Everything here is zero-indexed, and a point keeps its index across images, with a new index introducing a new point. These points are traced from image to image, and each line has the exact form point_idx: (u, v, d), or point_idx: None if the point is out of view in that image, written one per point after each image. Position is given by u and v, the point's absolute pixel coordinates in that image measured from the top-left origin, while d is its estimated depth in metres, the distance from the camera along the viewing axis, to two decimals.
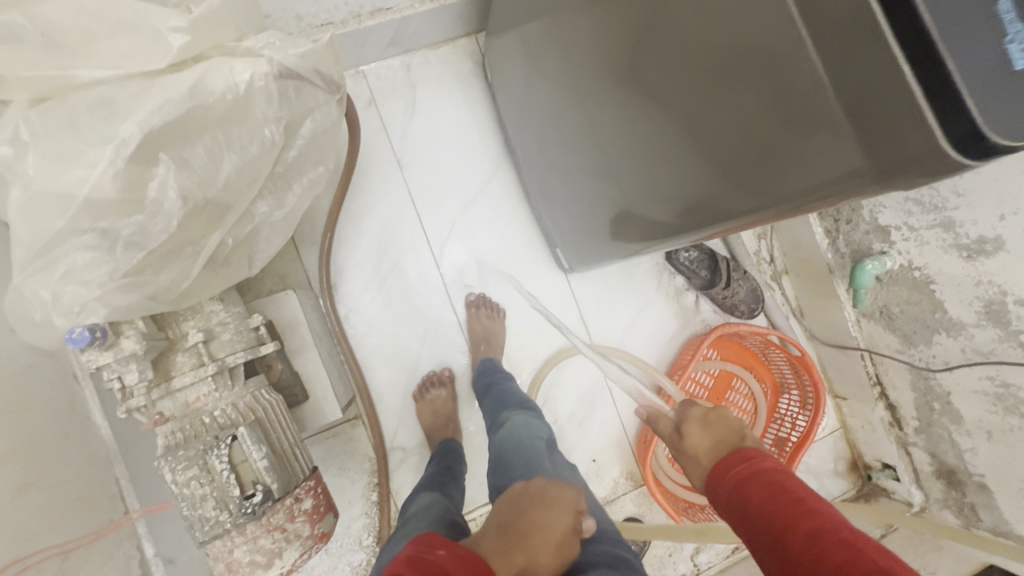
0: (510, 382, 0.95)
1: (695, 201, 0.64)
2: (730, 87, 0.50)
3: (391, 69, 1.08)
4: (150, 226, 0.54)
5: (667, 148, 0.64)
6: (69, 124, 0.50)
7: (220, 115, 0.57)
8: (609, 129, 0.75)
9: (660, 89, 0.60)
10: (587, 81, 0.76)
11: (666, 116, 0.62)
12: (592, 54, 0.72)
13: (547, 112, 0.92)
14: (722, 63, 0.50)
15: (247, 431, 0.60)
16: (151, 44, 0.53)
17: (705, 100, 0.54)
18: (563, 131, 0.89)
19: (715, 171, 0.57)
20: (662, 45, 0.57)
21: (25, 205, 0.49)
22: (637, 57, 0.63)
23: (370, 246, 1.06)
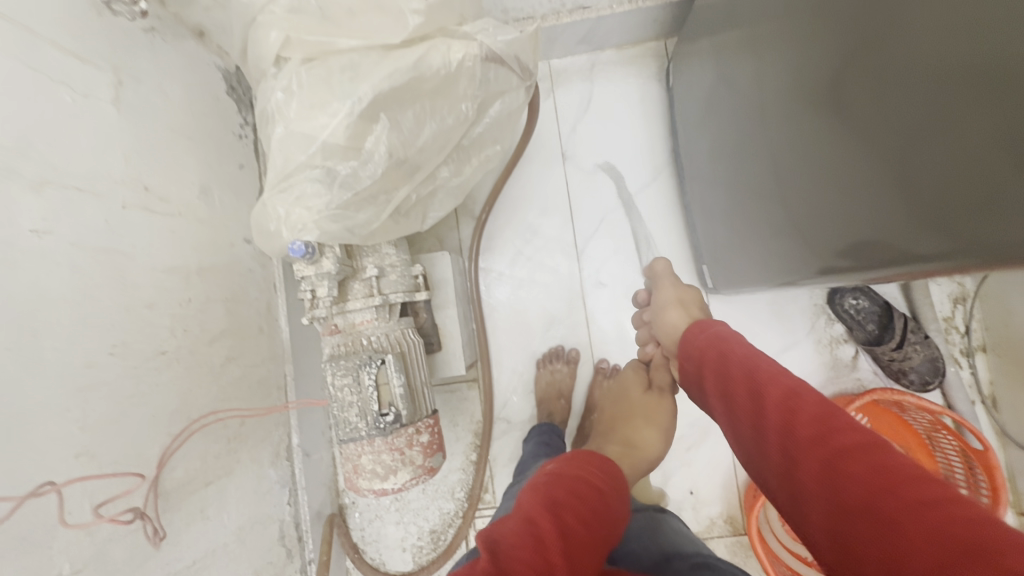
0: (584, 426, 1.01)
1: (867, 233, 0.60)
2: (963, 115, 0.46)
3: (577, 65, 1.13)
4: (361, 171, 0.65)
5: (851, 178, 0.60)
6: (324, 80, 0.62)
7: (432, 88, 0.66)
8: (780, 145, 0.73)
9: (857, 109, 0.57)
10: (769, 93, 0.73)
11: (862, 143, 0.57)
12: (783, 70, 0.69)
13: (726, 126, 0.89)
14: (954, 88, 0.47)
15: (393, 359, 0.69)
16: (394, 23, 0.63)
17: (926, 126, 0.50)
18: (738, 147, 0.85)
19: (919, 207, 0.52)
20: (875, 66, 0.54)
21: (283, 139, 0.63)
22: (839, 77, 0.59)
23: (520, 227, 1.13)
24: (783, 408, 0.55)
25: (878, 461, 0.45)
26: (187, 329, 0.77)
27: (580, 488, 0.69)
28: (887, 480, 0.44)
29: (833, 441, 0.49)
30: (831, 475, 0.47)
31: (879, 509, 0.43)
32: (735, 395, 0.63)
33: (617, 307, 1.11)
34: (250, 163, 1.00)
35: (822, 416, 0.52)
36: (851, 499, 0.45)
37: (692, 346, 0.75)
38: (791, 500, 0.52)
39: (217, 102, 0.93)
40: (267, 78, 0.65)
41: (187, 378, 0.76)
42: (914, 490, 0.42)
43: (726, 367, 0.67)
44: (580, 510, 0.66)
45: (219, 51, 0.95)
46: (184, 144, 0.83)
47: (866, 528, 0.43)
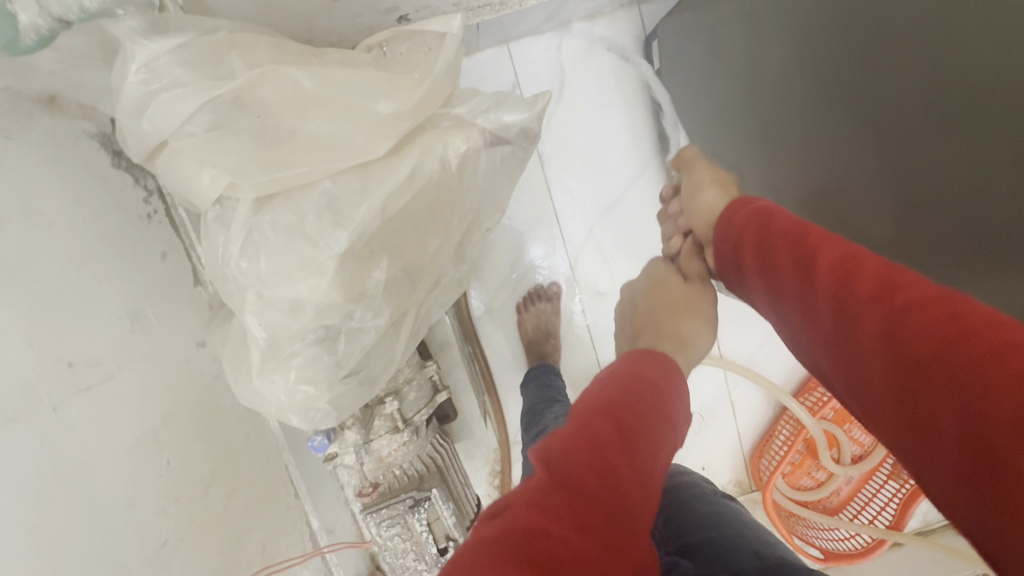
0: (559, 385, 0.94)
1: (840, 234, 0.65)
2: (950, 161, 0.49)
3: (541, 48, 0.96)
4: (366, 318, 0.52)
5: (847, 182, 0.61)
6: (296, 228, 0.47)
7: (432, 198, 0.52)
8: (764, 128, 0.71)
9: (851, 120, 0.57)
10: (755, 76, 0.69)
11: (848, 148, 0.59)
12: (772, 55, 0.65)
13: (731, 134, 0.79)
14: (936, 113, 0.49)
15: (439, 493, 0.64)
16: (369, 131, 0.48)
17: (921, 163, 0.52)
18: (749, 156, 0.77)
19: (893, 223, 0.57)
20: (876, 80, 0.53)
21: (259, 310, 0.48)
22: (835, 79, 0.57)
23: (506, 246, 1.03)
24: (838, 267, 0.46)
25: (948, 317, 0.37)
26: (178, 497, 0.65)
27: (636, 397, 0.51)
28: (961, 326, 0.36)
29: (895, 297, 0.41)
30: (888, 331, 0.40)
31: (949, 359, 0.35)
32: (781, 271, 0.52)
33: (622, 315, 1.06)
34: (176, 247, 0.78)
35: (881, 277, 0.43)
36: (913, 356, 0.38)
37: (728, 229, 0.62)
38: (846, 371, 0.44)
39: (108, 187, 0.70)
40: (209, 225, 0.48)
41: (197, 549, 0.65)
42: (989, 341, 0.34)
43: (766, 238, 0.56)
44: (642, 419, 0.49)
45: (85, 111, 0.68)
46: (90, 273, 0.62)
47: (932, 374, 0.36)
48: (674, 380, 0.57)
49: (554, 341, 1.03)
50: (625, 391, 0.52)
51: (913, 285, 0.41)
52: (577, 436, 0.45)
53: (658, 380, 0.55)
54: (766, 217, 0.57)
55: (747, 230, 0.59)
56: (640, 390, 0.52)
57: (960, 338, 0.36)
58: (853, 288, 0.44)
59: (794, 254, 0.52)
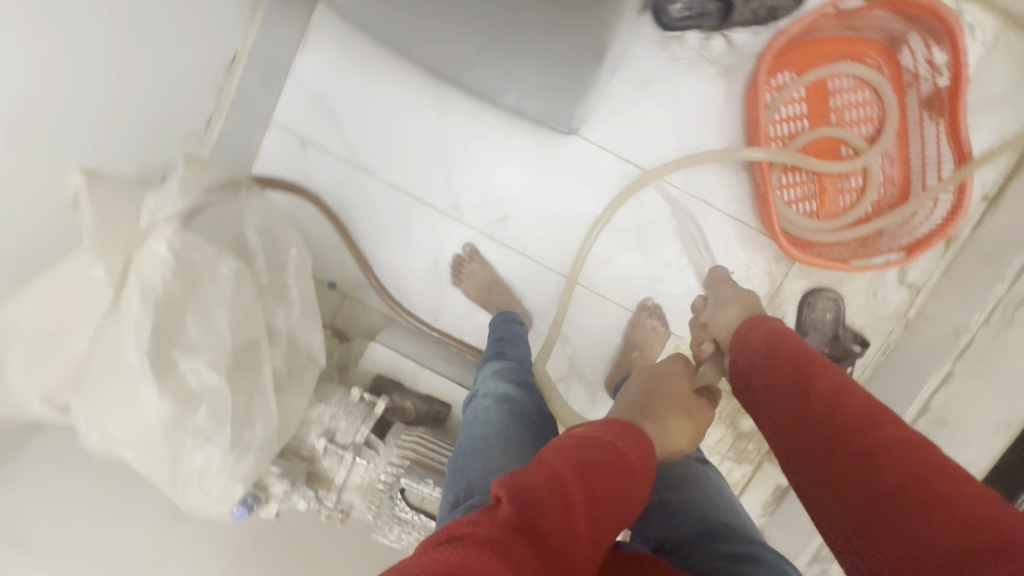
0: (519, 329, 0.94)
1: None
2: None
3: (286, 100, 1.02)
4: (215, 404, 0.61)
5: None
6: (105, 387, 0.58)
7: (181, 290, 0.60)
8: None
9: None
10: None
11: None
12: None
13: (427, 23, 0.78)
14: None
15: (408, 478, 0.69)
16: (91, 289, 0.58)
17: None
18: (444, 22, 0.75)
19: None
20: None
21: (138, 455, 0.59)
22: None
23: (404, 252, 1.07)
24: (831, 398, 0.51)
25: (916, 459, 0.43)
26: None
27: (613, 455, 0.51)
28: (932, 481, 0.41)
29: (873, 436, 0.46)
30: (864, 465, 0.44)
31: (910, 504, 0.40)
32: (778, 383, 0.57)
33: (535, 220, 1.05)
34: None
35: (872, 408, 0.49)
36: (882, 482, 0.42)
37: (749, 343, 0.66)
38: (816, 474, 0.48)
39: None
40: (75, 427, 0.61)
41: None
42: (950, 485, 0.40)
43: (776, 361, 0.60)
44: (613, 484, 0.49)
45: None
46: None
47: (893, 517, 0.40)
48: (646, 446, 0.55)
49: (498, 287, 1.03)
50: (614, 451, 0.51)
51: (884, 427, 0.46)
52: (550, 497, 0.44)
53: (636, 449, 0.53)
54: (779, 342, 0.62)
55: (760, 347, 0.63)
56: (621, 453, 0.51)
57: (938, 477, 0.41)
58: (845, 416, 0.48)
59: (797, 373, 0.56)
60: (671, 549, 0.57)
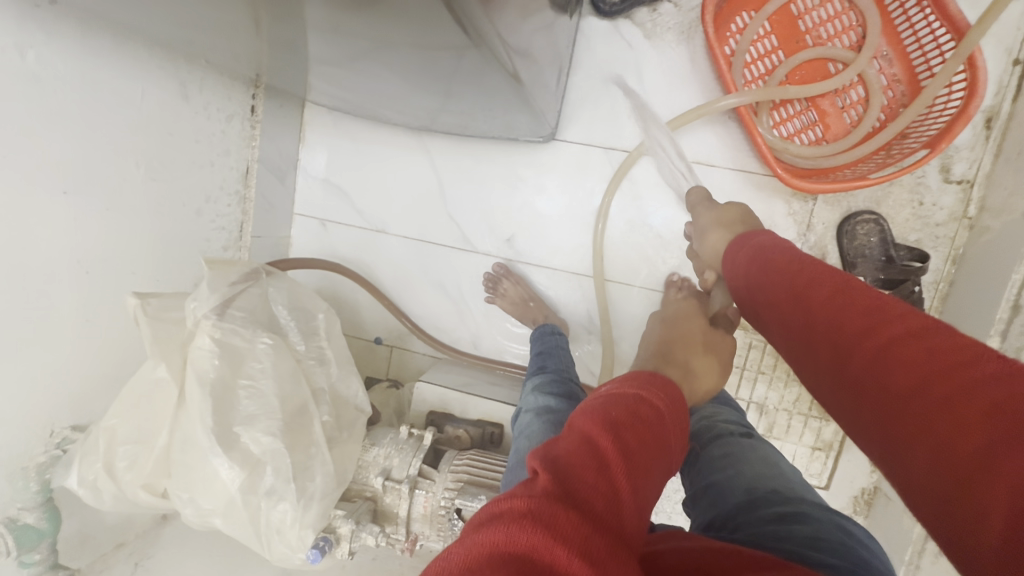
0: (564, 346, 0.93)
1: None
2: None
3: (304, 189, 1.16)
4: (278, 464, 0.69)
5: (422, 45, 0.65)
6: (190, 467, 0.68)
7: (229, 372, 0.70)
8: None
9: None
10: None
11: (364, 33, 0.63)
12: None
13: (384, 92, 0.87)
14: None
15: (462, 499, 0.72)
16: (163, 388, 0.69)
17: None
18: (394, 88, 0.83)
19: None
20: None
21: (227, 521, 0.68)
22: None
23: (432, 295, 1.14)
24: (840, 301, 0.46)
25: (938, 348, 0.37)
26: None
27: (639, 410, 0.45)
28: (964, 365, 0.35)
29: (889, 331, 0.41)
30: (887, 366, 0.39)
31: (946, 391, 0.35)
32: (781, 300, 0.53)
33: (540, 230, 1.08)
34: None
35: (877, 307, 0.44)
36: (898, 386, 0.38)
37: (740, 269, 0.63)
38: (847, 389, 0.42)
39: None
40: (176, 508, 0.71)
41: None
42: (973, 369, 0.35)
43: (773, 275, 0.56)
44: (643, 435, 0.43)
45: None
46: None
47: (931, 408, 0.35)
48: (672, 395, 0.50)
49: (534, 302, 1.05)
50: (634, 401, 0.45)
51: (902, 321, 0.41)
52: (576, 457, 0.39)
53: (660, 401, 0.47)
54: (770, 253, 0.59)
55: (753, 267, 0.60)
56: (644, 401, 0.46)
57: (958, 364, 0.36)
58: (860, 319, 0.44)
59: (797, 279, 0.52)
60: (720, 525, 0.55)
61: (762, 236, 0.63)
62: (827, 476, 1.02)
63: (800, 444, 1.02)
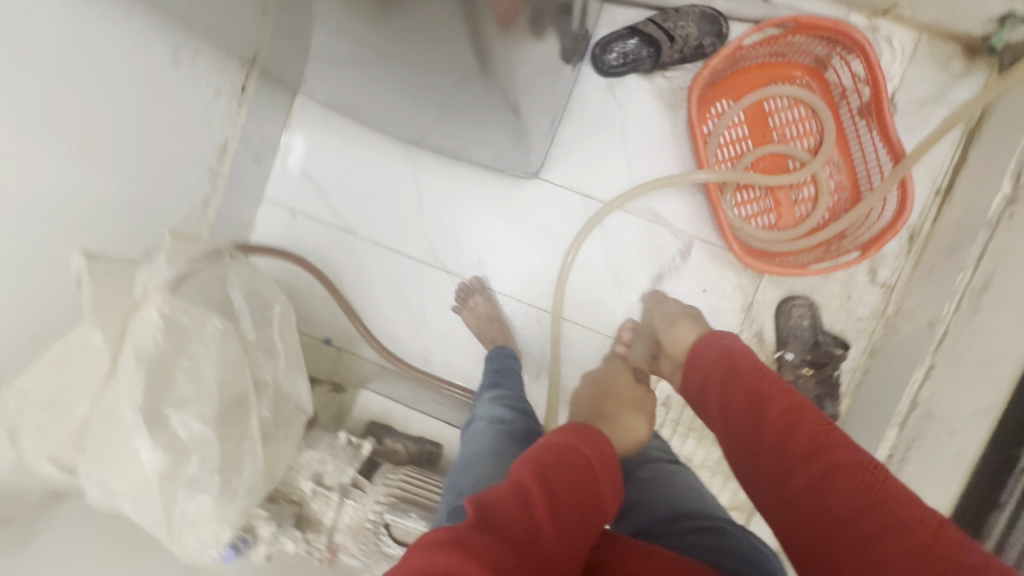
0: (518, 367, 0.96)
1: None
2: None
3: (278, 176, 1.14)
4: (206, 454, 0.66)
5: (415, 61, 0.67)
6: (107, 446, 0.64)
7: (171, 351, 0.67)
8: None
9: None
10: None
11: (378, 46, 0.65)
12: None
13: (384, 101, 0.88)
14: None
15: (391, 514, 0.72)
16: (95, 357, 0.65)
17: None
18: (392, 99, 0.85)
19: None
20: None
21: (138, 508, 0.64)
22: None
23: (391, 304, 1.14)
24: (786, 420, 0.57)
25: (862, 487, 0.48)
26: None
27: (572, 457, 0.54)
28: (884, 509, 0.46)
29: (826, 461, 0.51)
30: (822, 490, 0.49)
31: (867, 524, 0.45)
32: (736, 406, 0.63)
33: (509, 259, 1.11)
34: None
35: (824, 438, 0.54)
36: (838, 510, 0.47)
37: (702, 364, 0.73)
38: (781, 500, 0.52)
39: None
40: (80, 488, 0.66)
41: None
42: (896, 516, 0.45)
43: (731, 376, 0.66)
44: (569, 480, 0.52)
45: None
46: None
47: (857, 535, 0.45)
48: (600, 441, 0.58)
49: (498, 321, 1.08)
50: (567, 449, 0.54)
51: (837, 452, 0.52)
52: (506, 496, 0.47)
53: (591, 450, 0.56)
54: (731, 355, 0.70)
55: (714, 366, 0.70)
56: (577, 451, 0.55)
57: (882, 505, 0.46)
58: (805, 444, 0.54)
59: (746, 389, 0.63)
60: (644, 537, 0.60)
61: (728, 340, 0.73)
62: None
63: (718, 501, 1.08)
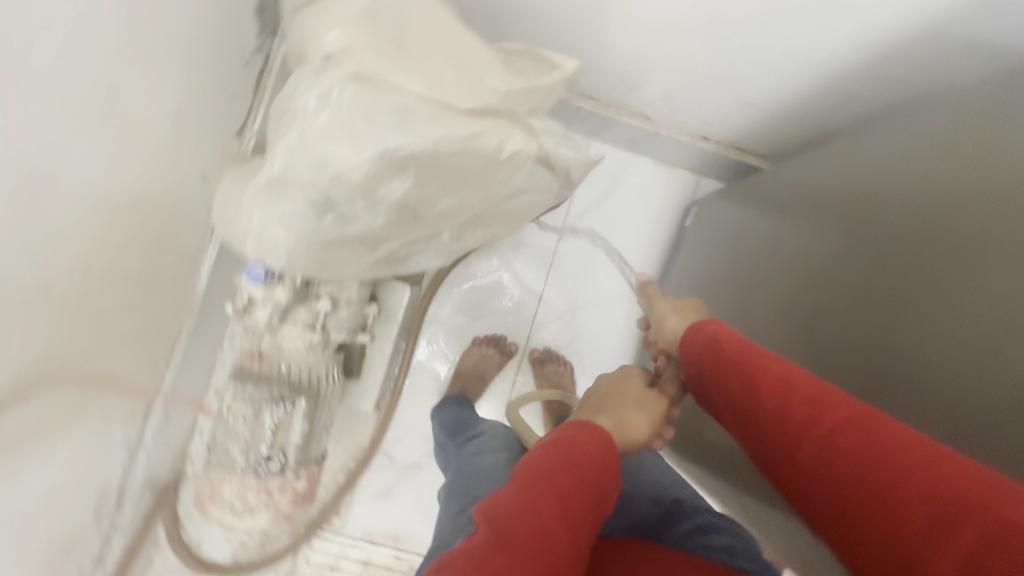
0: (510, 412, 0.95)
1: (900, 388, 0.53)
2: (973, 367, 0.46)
3: (615, 156, 1.11)
4: (362, 213, 0.59)
5: (829, 253, 0.67)
6: (366, 112, 0.53)
7: (473, 165, 0.61)
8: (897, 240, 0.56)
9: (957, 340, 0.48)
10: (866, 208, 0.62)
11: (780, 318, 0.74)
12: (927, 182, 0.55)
13: (716, 287, 0.92)
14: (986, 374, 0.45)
15: (304, 406, 0.67)
16: (466, 86, 0.58)
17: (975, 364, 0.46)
18: (715, 298, 0.93)
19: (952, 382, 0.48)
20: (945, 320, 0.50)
21: (291, 147, 0.53)
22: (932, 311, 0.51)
23: (489, 280, 1.11)
24: (804, 404, 0.52)
25: (882, 448, 0.45)
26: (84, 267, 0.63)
27: (575, 457, 0.52)
28: (915, 474, 0.42)
29: (853, 436, 0.47)
30: (864, 472, 0.45)
31: (906, 508, 0.42)
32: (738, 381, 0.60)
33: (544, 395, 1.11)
34: (245, 96, 0.84)
35: (819, 408, 0.51)
36: (873, 477, 0.45)
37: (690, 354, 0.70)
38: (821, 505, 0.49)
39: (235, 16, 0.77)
40: (304, 70, 0.56)
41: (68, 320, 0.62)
42: (930, 470, 0.42)
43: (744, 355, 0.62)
44: (572, 480, 0.49)
45: None
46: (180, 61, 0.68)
47: (909, 491, 0.42)
48: (586, 429, 0.56)
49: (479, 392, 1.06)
50: (566, 448, 0.53)
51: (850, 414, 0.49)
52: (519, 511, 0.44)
53: (595, 446, 0.54)
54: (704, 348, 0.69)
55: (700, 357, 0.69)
56: (572, 450, 0.52)
57: (910, 467, 0.43)
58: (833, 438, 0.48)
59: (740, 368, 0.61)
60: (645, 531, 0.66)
61: (712, 326, 0.70)
62: None
63: None
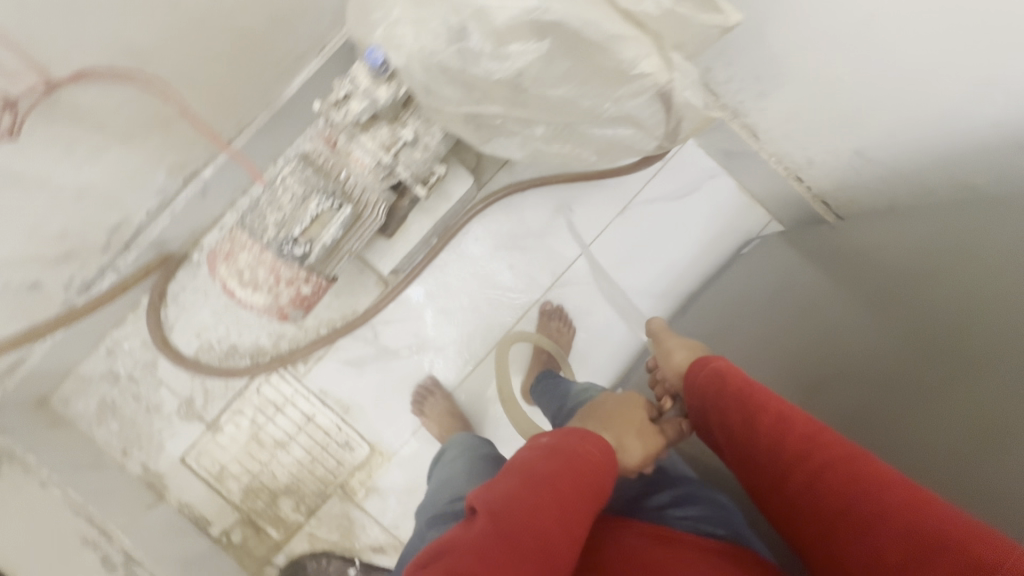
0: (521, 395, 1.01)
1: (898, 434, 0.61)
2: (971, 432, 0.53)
3: (704, 161, 1.11)
4: (484, 59, 0.60)
5: (860, 315, 0.73)
6: None
7: (603, 66, 0.61)
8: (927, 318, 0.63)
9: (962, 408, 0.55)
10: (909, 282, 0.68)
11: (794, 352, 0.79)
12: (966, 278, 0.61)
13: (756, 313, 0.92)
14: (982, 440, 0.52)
15: (346, 213, 0.66)
16: None
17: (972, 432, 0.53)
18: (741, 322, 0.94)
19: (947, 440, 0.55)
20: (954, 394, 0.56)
21: None
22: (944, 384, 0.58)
23: (539, 219, 1.11)
24: (797, 443, 0.57)
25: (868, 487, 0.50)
26: None
27: (560, 460, 0.55)
28: (899, 515, 0.47)
29: (842, 476, 0.52)
30: (854, 513, 0.50)
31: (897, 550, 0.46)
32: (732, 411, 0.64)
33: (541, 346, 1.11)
34: None
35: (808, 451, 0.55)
36: (863, 514, 0.49)
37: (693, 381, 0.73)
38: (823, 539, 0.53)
39: None
40: None
41: None
42: (911, 512, 0.46)
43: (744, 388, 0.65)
44: (559, 481, 0.53)
45: None
46: None
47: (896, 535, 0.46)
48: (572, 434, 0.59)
49: None
50: (551, 452, 0.56)
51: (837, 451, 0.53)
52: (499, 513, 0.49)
53: (592, 452, 0.57)
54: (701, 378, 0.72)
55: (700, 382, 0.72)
56: (556, 455, 0.55)
57: (888, 504, 0.48)
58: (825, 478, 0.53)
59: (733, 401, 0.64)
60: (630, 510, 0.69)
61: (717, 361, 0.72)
62: (189, 466, 1.07)
63: (231, 457, 1.07)
